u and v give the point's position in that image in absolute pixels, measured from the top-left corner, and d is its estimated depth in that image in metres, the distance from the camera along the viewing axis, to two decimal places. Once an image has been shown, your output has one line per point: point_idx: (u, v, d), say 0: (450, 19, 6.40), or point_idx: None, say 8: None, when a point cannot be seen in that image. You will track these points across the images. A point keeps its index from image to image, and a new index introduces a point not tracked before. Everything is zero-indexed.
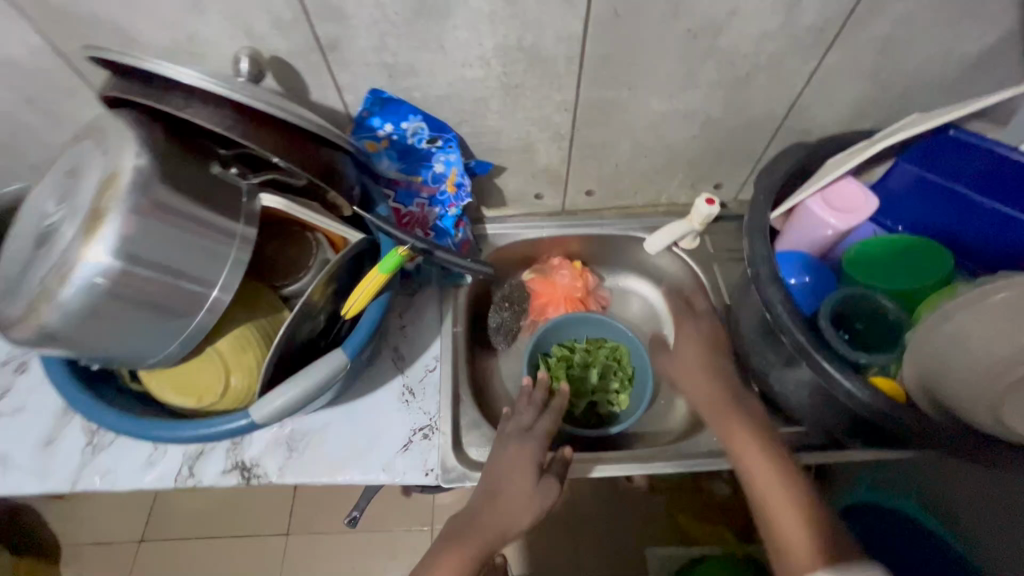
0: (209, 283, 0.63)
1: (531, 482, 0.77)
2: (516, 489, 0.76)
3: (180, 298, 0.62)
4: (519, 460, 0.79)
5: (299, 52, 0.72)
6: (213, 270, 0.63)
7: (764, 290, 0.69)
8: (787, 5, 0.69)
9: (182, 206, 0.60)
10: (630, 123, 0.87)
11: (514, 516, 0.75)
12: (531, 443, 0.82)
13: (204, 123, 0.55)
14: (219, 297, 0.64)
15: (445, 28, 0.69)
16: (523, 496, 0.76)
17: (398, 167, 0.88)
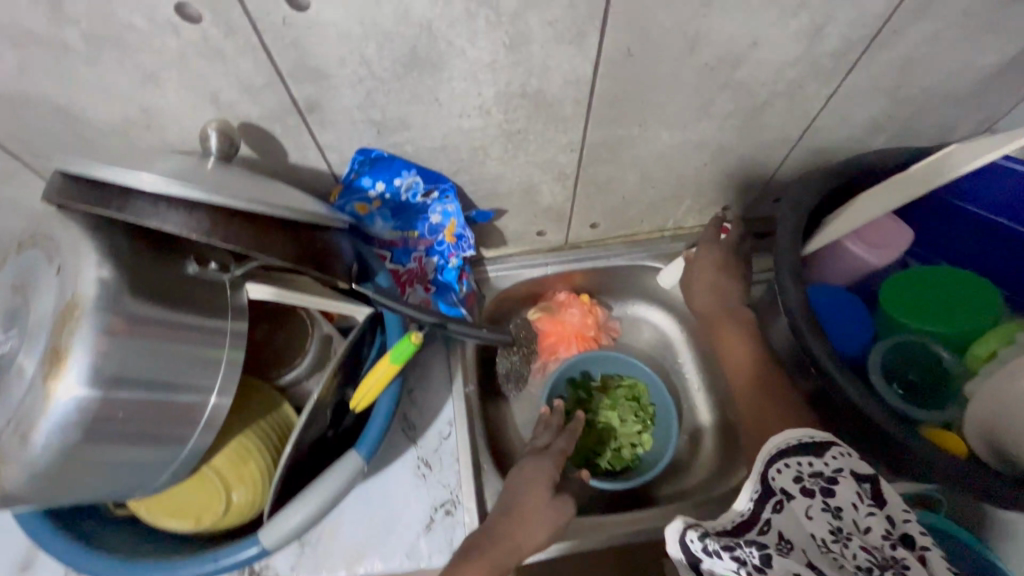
0: (205, 391, 0.56)
1: (547, 500, 0.75)
2: (532, 511, 0.74)
3: (172, 415, 0.55)
4: (536, 479, 0.78)
5: (275, 116, 0.63)
6: (208, 375, 0.56)
7: (807, 341, 0.65)
8: (811, 31, 0.64)
9: (163, 314, 0.52)
10: (640, 157, 0.81)
11: (529, 540, 0.71)
12: (547, 461, 0.81)
13: (180, 231, 0.47)
14: (217, 404, 0.57)
15: (439, 80, 0.62)
16: (539, 517, 0.73)
17: (392, 225, 0.80)
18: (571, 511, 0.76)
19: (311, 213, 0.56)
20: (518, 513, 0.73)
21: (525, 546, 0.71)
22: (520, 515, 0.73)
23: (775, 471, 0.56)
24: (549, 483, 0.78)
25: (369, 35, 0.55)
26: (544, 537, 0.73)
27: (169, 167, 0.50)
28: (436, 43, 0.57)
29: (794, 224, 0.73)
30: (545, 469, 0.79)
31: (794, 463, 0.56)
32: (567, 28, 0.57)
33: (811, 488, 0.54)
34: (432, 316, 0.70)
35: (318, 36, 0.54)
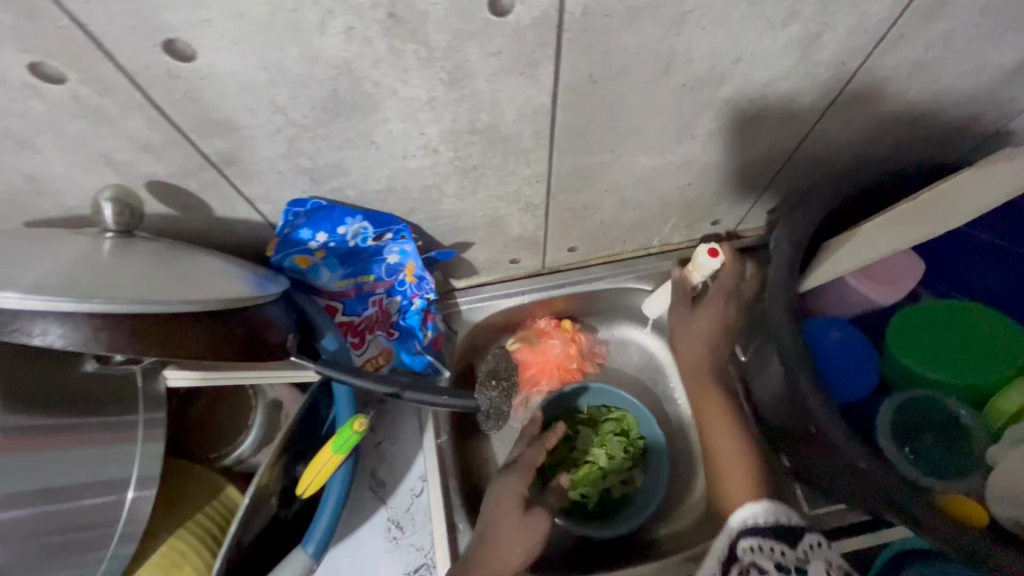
0: (119, 485, 0.50)
1: (517, 519, 0.70)
2: (505, 534, 0.69)
3: (84, 519, 0.49)
4: (504, 498, 0.72)
5: (186, 172, 0.54)
6: (122, 468, 0.50)
7: (806, 400, 0.58)
8: (803, 42, 0.55)
9: (58, 420, 0.48)
10: (616, 183, 0.72)
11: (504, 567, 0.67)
12: (514, 476, 0.75)
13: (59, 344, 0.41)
14: (137, 497, 0.51)
15: (372, 123, 0.53)
16: (514, 538, 0.69)
17: (340, 273, 0.71)
18: (544, 523, 0.71)
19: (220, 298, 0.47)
20: (489, 542, 0.68)
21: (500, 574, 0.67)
22: (491, 545, 0.68)
23: (749, 547, 0.57)
24: (519, 500, 0.72)
25: (278, 81, 0.46)
26: (522, 559, 0.68)
27: (43, 269, 0.43)
28: (360, 84, 0.48)
29: (790, 256, 0.65)
30: (513, 486, 0.74)
31: (767, 542, 0.57)
32: (515, 59, 0.48)
33: (787, 564, 0.55)
34: (386, 385, 0.63)
35: (214, 86, 0.45)
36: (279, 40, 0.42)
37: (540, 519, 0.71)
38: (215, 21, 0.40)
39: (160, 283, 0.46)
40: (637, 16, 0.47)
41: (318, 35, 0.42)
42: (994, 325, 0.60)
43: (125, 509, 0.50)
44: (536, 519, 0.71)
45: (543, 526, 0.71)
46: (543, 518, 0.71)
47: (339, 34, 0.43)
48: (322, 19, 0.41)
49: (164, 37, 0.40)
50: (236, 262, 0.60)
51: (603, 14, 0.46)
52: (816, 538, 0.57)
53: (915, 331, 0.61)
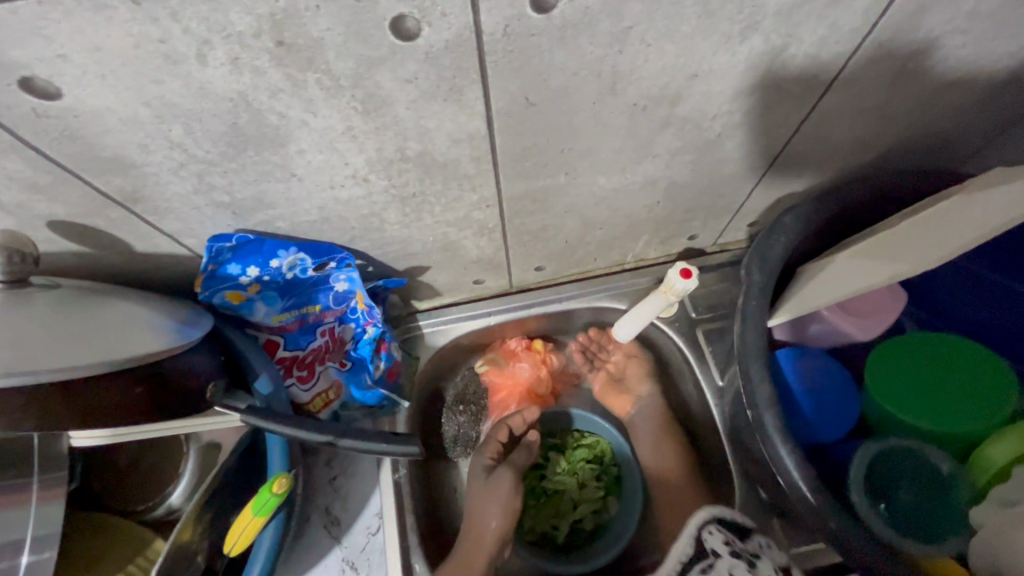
0: (15, 548, 0.47)
1: (484, 486, 0.78)
2: (479, 505, 0.77)
3: None
4: (474, 477, 0.80)
5: (88, 211, 0.50)
6: (14, 530, 0.47)
7: (772, 450, 0.53)
8: (766, 56, 0.49)
9: None
10: (575, 204, 0.67)
11: (488, 534, 0.75)
12: (476, 453, 0.83)
13: None
14: (34, 561, 0.48)
15: (287, 155, 0.48)
16: (487, 503, 0.77)
17: (280, 306, 0.66)
18: (509, 477, 0.78)
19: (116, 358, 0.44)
20: (472, 521, 0.76)
21: (488, 541, 0.74)
22: (475, 524, 0.76)
23: (707, 531, 0.63)
24: (483, 470, 0.81)
25: (167, 117, 0.41)
26: (500, 520, 0.76)
27: None
28: (263, 117, 0.43)
29: (761, 286, 0.59)
30: (477, 463, 0.82)
31: (723, 529, 0.63)
32: (435, 84, 0.43)
33: (738, 552, 0.61)
34: (317, 434, 0.59)
35: (93, 125, 0.40)
36: (154, 74, 0.37)
37: (505, 477, 0.78)
38: (73, 55, 0.35)
39: (55, 347, 0.43)
40: (570, 34, 0.41)
41: (200, 66, 0.37)
42: (979, 367, 0.55)
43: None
44: (501, 475, 0.79)
45: (511, 482, 0.78)
46: (507, 473, 0.79)
47: (224, 65, 0.38)
48: (198, 49, 0.36)
49: (18, 75, 0.36)
50: (161, 304, 0.56)
51: (528, 33, 0.40)
52: (763, 541, 0.63)
53: (892, 370, 0.56)
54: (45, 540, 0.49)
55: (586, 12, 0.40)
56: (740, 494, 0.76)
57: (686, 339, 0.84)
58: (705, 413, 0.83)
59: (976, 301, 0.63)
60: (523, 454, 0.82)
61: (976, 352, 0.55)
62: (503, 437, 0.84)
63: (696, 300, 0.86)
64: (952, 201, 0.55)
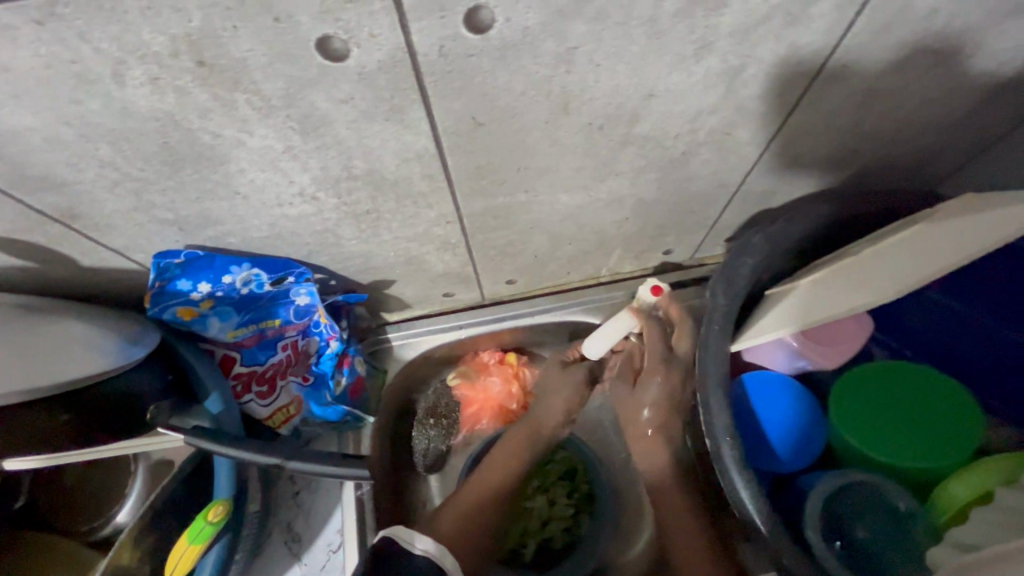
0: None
1: (560, 375, 0.83)
2: (552, 385, 0.83)
3: None
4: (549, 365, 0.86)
5: (26, 228, 0.49)
6: None
7: (727, 482, 0.51)
8: (724, 76, 0.47)
9: None
10: (540, 220, 0.65)
11: (554, 407, 0.81)
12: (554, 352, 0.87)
13: None
14: None
15: (226, 174, 0.46)
16: (559, 386, 0.82)
17: (235, 322, 0.64)
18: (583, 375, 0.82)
19: (13, 394, 0.43)
20: (542, 397, 0.82)
21: (555, 412, 0.81)
22: (544, 398, 0.82)
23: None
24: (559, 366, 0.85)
25: (91, 136, 0.40)
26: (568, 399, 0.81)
27: None
28: (194, 136, 0.41)
29: (725, 309, 0.58)
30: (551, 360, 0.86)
31: None
32: (374, 105, 0.42)
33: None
34: (267, 455, 0.57)
35: (14, 143, 0.39)
36: (70, 94, 0.36)
37: (580, 373, 0.82)
38: None
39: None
40: (511, 54, 0.40)
41: (117, 86, 0.36)
42: (936, 398, 0.54)
43: None
44: (575, 370, 0.83)
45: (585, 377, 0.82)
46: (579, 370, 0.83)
47: (143, 85, 0.36)
48: (114, 69, 0.35)
49: None
50: (106, 320, 0.54)
51: (467, 53, 0.39)
52: None
53: (854, 402, 0.55)
54: None
55: (526, 32, 0.38)
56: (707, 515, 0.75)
57: None
58: None
59: (944, 327, 0.61)
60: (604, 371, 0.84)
61: (937, 386, 0.54)
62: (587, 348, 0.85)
63: None
64: (919, 229, 0.53)
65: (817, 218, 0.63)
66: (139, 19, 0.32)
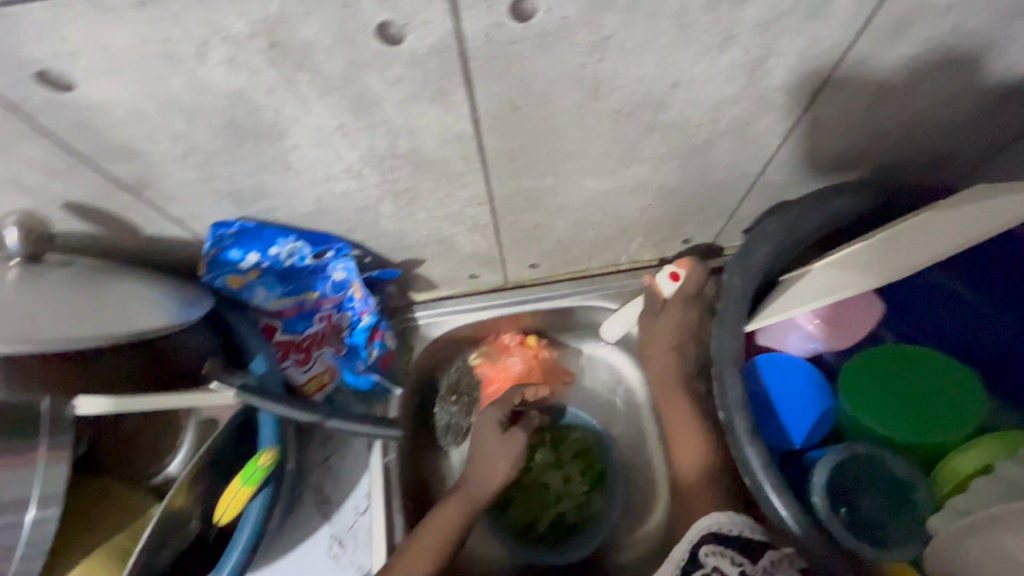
0: (20, 505, 0.50)
1: (498, 438, 0.78)
2: (492, 451, 0.77)
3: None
4: (485, 428, 0.79)
5: (101, 195, 0.53)
6: (22, 488, 0.50)
7: (738, 450, 0.54)
8: (747, 67, 0.50)
9: None
10: (566, 204, 0.69)
11: (488, 480, 0.76)
12: (491, 407, 0.81)
13: None
14: (41, 516, 0.50)
15: (283, 149, 0.51)
16: (498, 454, 0.77)
17: (279, 292, 0.69)
18: (523, 438, 0.79)
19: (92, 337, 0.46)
20: (478, 466, 0.76)
21: (490, 485, 0.76)
22: (478, 466, 0.77)
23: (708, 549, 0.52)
24: (497, 424, 0.80)
25: (169, 110, 0.44)
26: (505, 468, 0.76)
27: None
28: (258, 113, 0.46)
29: (740, 292, 0.61)
30: (489, 415, 0.81)
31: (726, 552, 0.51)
32: (421, 87, 0.45)
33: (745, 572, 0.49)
34: (308, 413, 0.62)
35: (103, 115, 0.44)
36: (157, 70, 0.40)
37: (519, 437, 0.78)
38: (84, 53, 0.38)
39: (42, 317, 0.46)
40: (549, 43, 0.43)
41: (198, 65, 0.40)
42: (939, 376, 0.56)
43: (25, 525, 0.51)
44: (516, 433, 0.79)
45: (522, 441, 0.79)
46: (519, 434, 0.79)
47: (221, 64, 0.41)
48: (198, 49, 0.39)
49: (37, 69, 0.39)
50: (166, 285, 0.59)
51: (508, 41, 0.43)
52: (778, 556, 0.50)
53: (864, 382, 0.57)
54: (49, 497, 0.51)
55: (564, 21, 0.42)
56: None
57: None
58: None
59: (955, 315, 0.64)
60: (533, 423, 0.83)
61: (936, 363, 0.57)
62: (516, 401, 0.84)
63: None
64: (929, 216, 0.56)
65: (834, 208, 0.66)
66: (224, 4, 0.36)
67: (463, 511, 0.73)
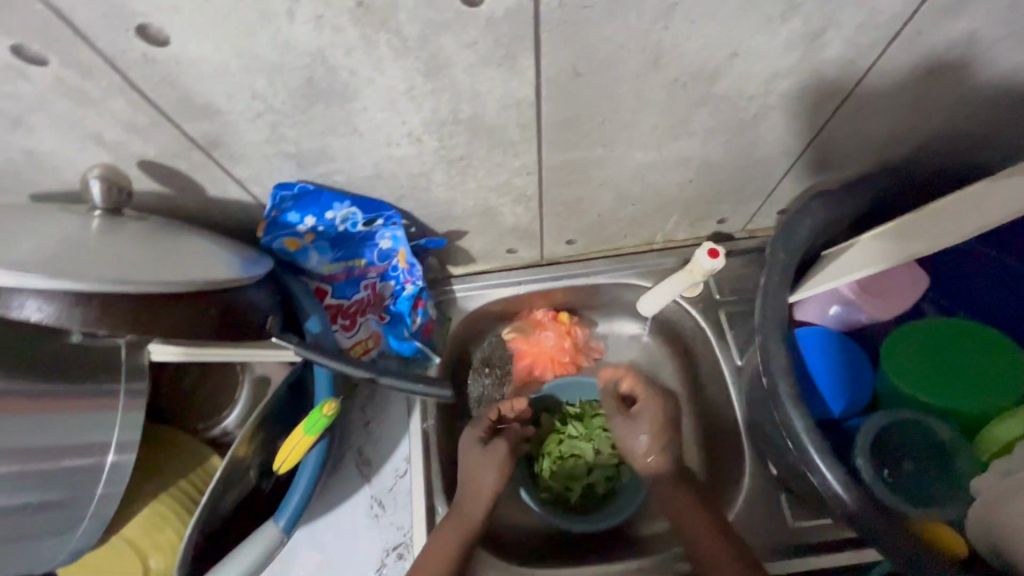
0: (100, 448, 0.53)
1: (481, 451, 0.79)
2: (475, 464, 0.78)
3: (61, 478, 0.52)
4: (468, 445, 0.81)
5: (174, 153, 0.56)
6: (102, 432, 0.53)
7: (784, 413, 0.56)
8: (806, 38, 0.51)
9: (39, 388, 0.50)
10: (612, 177, 0.70)
11: (479, 491, 0.76)
12: (469, 427, 0.82)
13: (51, 321, 0.43)
14: (117, 461, 0.53)
15: (351, 111, 0.53)
16: (482, 465, 0.78)
17: (331, 256, 0.72)
18: (505, 448, 0.79)
19: (181, 282, 0.48)
20: (467, 481, 0.77)
21: (483, 497, 0.76)
22: (469, 482, 0.77)
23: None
24: (478, 441, 0.81)
25: (253, 68, 0.46)
26: (494, 479, 0.77)
27: (41, 239, 0.46)
28: (335, 73, 0.48)
29: (784, 264, 0.62)
30: (470, 435, 0.81)
31: None
32: (492, 50, 0.47)
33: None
34: (362, 369, 0.65)
35: (191, 71, 0.46)
36: (249, 27, 0.42)
37: (501, 446, 0.79)
38: (184, 8, 0.40)
39: (128, 261, 0.47)
40: (619, 9, 0.45)
41: (288, 22, 0.42)
42: (979, 347, 0.58)
43: (104, 471, 0.53)
44: (496, 443, 0.79)
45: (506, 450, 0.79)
46: (502, 444, 0.80)
47: (309, 22, 0.43)
48: (290, 5, 0.41)
49: (137, 22, 0.41)
50: (228, 244, 0.60)
51: (581, 5, 0.44)
52: None
53: (907, 355, 0.59)
54: (126, 445, 0.54)
55: None
56: (750, 467, 0.79)
57: (707, 319, 0.87)
58: (721, 392, 0.86)
59: (995, 291, 0.65)
60: (515, 435, 0.83)
61: (977, 335, 0.59)
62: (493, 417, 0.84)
63: (719, 283, 0.89)
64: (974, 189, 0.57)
65: (877, 186, 0.67)
66: None
67: (462, 526, 0.73)
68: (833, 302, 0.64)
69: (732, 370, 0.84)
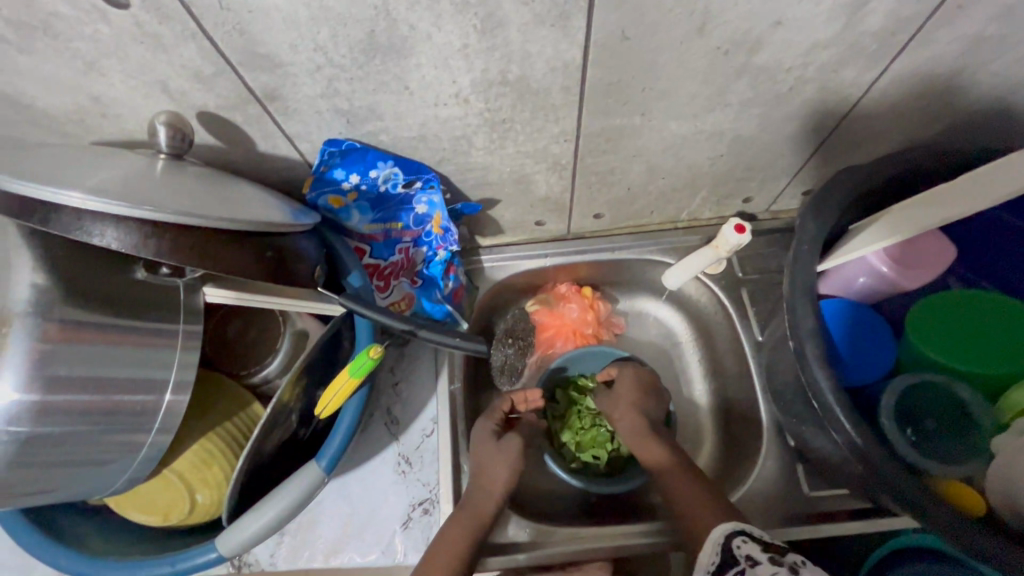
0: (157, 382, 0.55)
1: (494, 446, 0.78)
2: (487, 456, 0.77)
3: (122, 411, 0.54)
4: (481, 440, 0.80)
5: (232, 105, 0.58)
6: (161, 370, 0.56)
7: (811, 374, 0.57)
8: (847, 9, 0.53)
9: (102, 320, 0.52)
10: (645, 147, 0.72)
11: (494, 485, 0.75)
12: (481, 419, 0.82)
13: (126, 251, 0.46)
14: (174, 400, 0.56)
15: (406, 67, 0.55)
16: (495, 458, 0.77)
17: (370, 217, 0.75)
18: (517, 444, 0.78)
19: (247, 223, 0.50)
20: (478, 476, 0.76)
21: (497, 490, 0.75)
22: (481, 475, 0.76)
23: (739, 541, 0.59)
24: (491, 434, 0.80)
25: (320, 19, 0.49)
26: (508, 471, 0.76)
27: (113, 173, 0.48)
28: (396, 27, 0.50)
29: (816, 234, 0.64)
30: (481, 427, 0.81)
31: (753, 542, 0.58)
32: (547, 9, 0.49)
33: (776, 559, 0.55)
34: (402, 322, 0.67)
35: (260, 21, 0.48)
36: None
37: (516, 443, 0.78)
38: None
39: (194, 198, 0.49)
40: None
41: None
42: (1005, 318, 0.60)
43: (161, 408, 0.56)
44: (511, 440, 0.78)
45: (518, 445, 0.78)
46: (515, 439, 0.78)
47: None
48: None
49: None
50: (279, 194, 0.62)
51: None
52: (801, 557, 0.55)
53: (932, 323, 0.62)
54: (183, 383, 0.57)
55: None
56: (769, 439, 0.81)
57: (730, 296, 0.89)
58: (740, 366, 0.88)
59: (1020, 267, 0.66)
60: (527, 427, 0.84)
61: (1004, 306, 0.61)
62: (506, 409, 0.84)
63: (743, 261, 0.91)
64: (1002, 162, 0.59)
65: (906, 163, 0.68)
66: None
67: (473, 522, 0.71)
68: (857, 274, 0.67)
69: (753, 346, 0.86)
